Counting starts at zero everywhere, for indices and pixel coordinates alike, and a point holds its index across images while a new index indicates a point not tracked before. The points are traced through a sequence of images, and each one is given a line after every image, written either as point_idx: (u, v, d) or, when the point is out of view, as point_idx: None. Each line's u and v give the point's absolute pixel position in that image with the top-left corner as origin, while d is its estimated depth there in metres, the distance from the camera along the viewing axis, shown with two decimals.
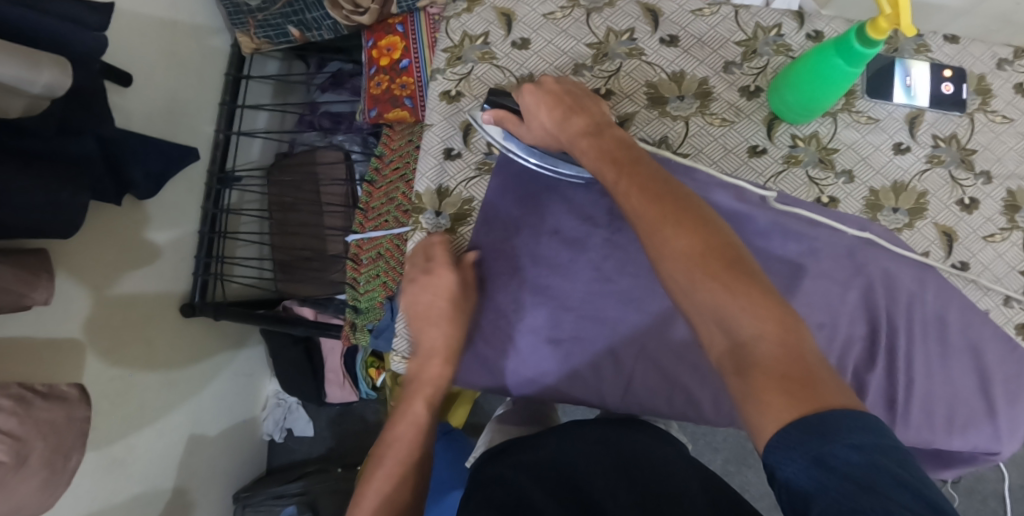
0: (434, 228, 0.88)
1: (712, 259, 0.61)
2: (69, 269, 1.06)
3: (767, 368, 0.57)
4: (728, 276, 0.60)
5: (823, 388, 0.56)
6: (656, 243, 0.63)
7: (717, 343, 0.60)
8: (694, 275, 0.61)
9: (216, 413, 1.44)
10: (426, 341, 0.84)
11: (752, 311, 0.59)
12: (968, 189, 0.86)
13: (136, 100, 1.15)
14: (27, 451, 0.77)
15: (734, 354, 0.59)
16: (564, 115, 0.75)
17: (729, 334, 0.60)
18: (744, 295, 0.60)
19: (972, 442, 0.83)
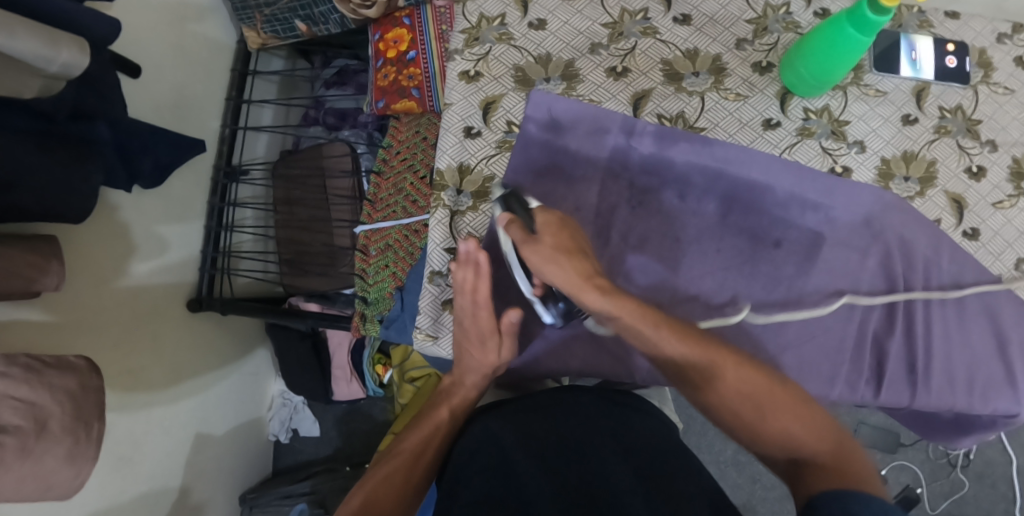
0: (455, 206, 0.88)
1: (767, 389, 0.74)
2: (76, 258, 1.04)
3: (822, 465, 0.67)
4: (784, 403, 0.73)
5: (866, 480, 0.65)
6: (708, 384, 0.75)
7: (778, 458, 0.71)
8: (752, 405, 0.73)
9: (223, 409, 1.42)
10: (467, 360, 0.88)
11: (805, 428, 0.71)
12: (975, 157, 0.89)
13: (146, 92, 1.15)
14: (43, 414, 0.77)
15: (790, 462, 0.70)
16: (560, 264, 0.76)
17: (787, 448, 0.71)
18: (796, 415, 0.72)
19: (993, 406, 0.87)
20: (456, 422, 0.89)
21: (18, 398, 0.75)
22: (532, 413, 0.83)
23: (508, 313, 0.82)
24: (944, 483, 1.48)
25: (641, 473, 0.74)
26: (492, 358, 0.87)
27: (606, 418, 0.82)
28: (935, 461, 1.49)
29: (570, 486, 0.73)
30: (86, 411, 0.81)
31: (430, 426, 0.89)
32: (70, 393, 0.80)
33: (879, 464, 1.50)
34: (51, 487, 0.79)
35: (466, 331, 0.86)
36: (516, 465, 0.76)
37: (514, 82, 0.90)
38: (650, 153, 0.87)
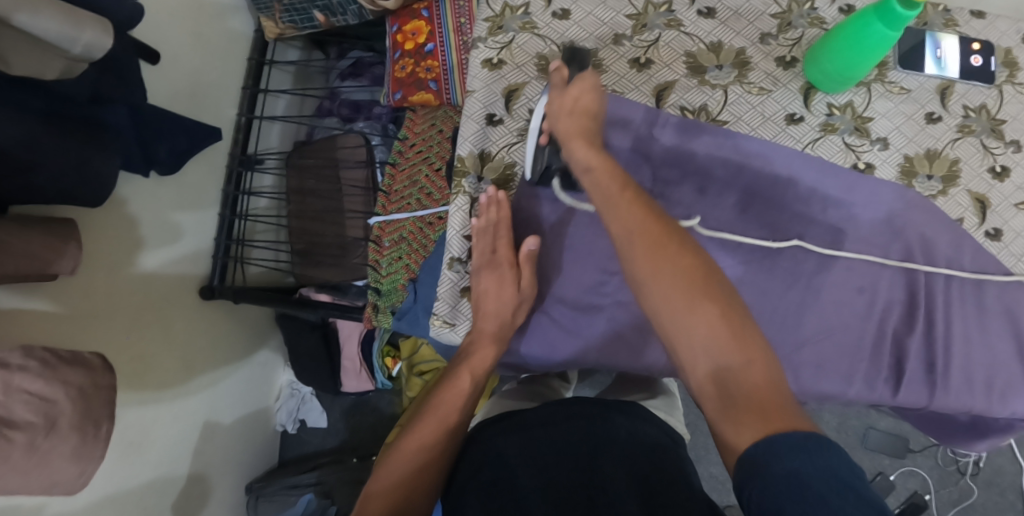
0: (476, 193, 0.88)
1: (700, 280, 0.68)
2: (90, 241, 1.04)
3: (748, 393, 0.62)
4: (722, 307, 0.67)
5: (788, 417, 0.61)
6: (650, 261, 0.69)
7: (700, 370, 0.66)
8: (686, 295, 0.67)
9: (232, 398, 1.42)
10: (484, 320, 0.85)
11: (738, 344, 0.65)
12: (999, 158, 0.89)
13: (163, 78, 1.15)
14: (56, 412, 0.75)
15: (714, 380, 0.65)
16: (571, 115, 0.78)
17: (712, 359, 0.65)
18: (735, 338, 0.65)
19: (1013, 409, 0.87)
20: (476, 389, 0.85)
21: (32, 393, 0.74)
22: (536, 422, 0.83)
23: (527, 239, 0.85)
24: (952, 490, 1.48)
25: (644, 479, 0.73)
26: (511, 294, 0.85)
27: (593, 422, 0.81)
28: (944, 468, 1.49)
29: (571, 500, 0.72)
30: (96, 410, 0.79)
31: (452, 397, 0.84)
32: (82, 391, 0.79)
33: (887, 469, 1.50)
34: (56, 484, 0.77)
35: (484, 286, 0.85)
36: (516, 478, 0.76)
37: (537, 71, 0.90)
38: (672, 144, 0.86)
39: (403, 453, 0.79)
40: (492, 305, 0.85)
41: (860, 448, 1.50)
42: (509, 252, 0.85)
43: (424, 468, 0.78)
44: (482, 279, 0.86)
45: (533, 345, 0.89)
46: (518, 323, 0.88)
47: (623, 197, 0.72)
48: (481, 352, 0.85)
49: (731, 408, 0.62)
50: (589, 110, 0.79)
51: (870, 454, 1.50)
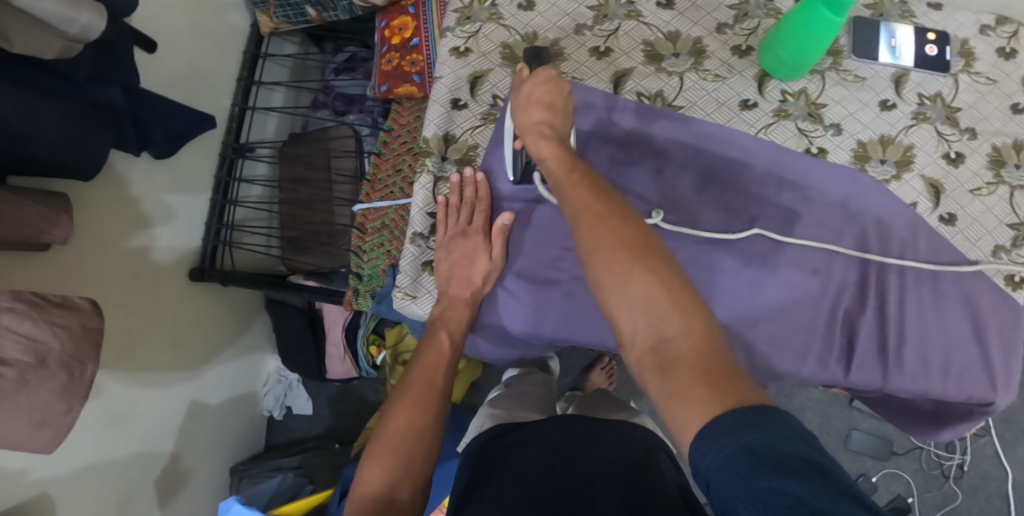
0: (439, 171, 0.92)
1: (640, 252, 0.68)
2: (82, 215, 1.08)
3: (688, 365, 0.61)
4: (665, 274, 0.66)
5: (738, 384, 0.60)
6: (594, 236, 0.70)
7: (641, 340, 0.65)
8: (626, 266, 0.67)
9: (219, 382, 1.46)
10: (455, 287, 0.89)
11: (683, 315, 0.64)
12: (954, 144, 0.91)
13: (162, 65, 1.21)
14: (43, 349, 0.78)
15: (655, 350, 0.64)
16: (533, 106, 0.81)
17: (652, 329, 0.65)
18: (682, 314, 0.64)
19: (966, 391, 0.88)
20: (456, 344, 0.88)
21: (20, 334, 0.77)
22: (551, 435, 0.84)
23: (501, 214, 0.89)
24: (936, 494, 1.44)
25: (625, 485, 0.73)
26: (484, 264, 0.89)
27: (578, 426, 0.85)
28: (928, 471, 1.45)
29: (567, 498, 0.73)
30: (83, 351, 0.82)
31: (431, 355, 0.86)
32: (70, 331, 0.82)
33: (870, 470, 1.47)
34: (45, 426, 0.79)
35: (456, 261, 0.89)
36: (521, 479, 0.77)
37: (502, 59, 0.94)
38: (629, 128, 0.90)
39: (389, 436, 0.79)
40: (466, 271, 0.89)
41: (842, 450, 1.47)
42: (483, 226, 0.89)
43: (412, 447, 0.79)
44: (455, 247, 0.89)
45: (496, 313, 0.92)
46: (485, 293, 0.91)
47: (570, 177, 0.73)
48: (456, 315, 0.89)
49: (673, 382, 0.61)
50: (550, 103, 0.81)
51: (853, 455, 1.47)
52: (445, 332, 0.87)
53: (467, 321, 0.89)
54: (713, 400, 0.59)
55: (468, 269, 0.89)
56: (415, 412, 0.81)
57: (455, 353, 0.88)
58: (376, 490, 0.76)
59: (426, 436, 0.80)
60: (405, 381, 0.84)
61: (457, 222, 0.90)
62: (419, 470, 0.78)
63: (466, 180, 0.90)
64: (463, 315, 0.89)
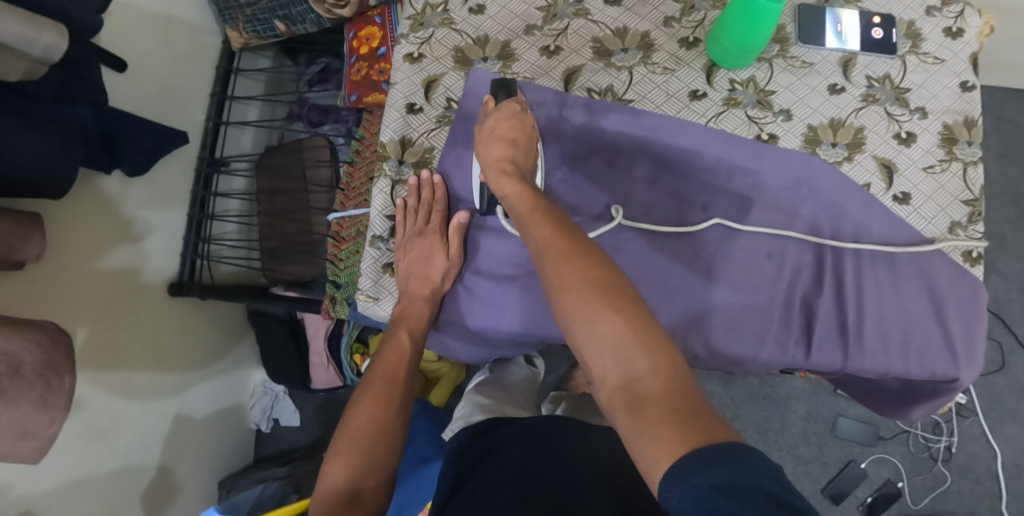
0: (397, 175, 0.94)
1: (605, 288, 0.66)
2: (59, 234, 1.11)
3: (658, 404, 0.60)
4: (629, 309, 0.65)
5: (705, 422, 0.59)
6: (558, 273, 0.68)
7: (611, 380, 0.63)
8: (591, 303, 0.66)
9: (204, 395, 1.48)
10: (414, 286, 0.90)
11: (650, 353, 0.63)
12: (904, 124, 0.92)
13: (133, 83, 1.23)
14: (18, 362, 0.80)
15: (624, 391, 0.62)
16: (500, 142, 0.82)
17: (620, 368, 0.63)
18: (647, 351, 0.63)
19: (930, 369, 0.89)
20: (416, 340, 0.89)
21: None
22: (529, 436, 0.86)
23: (458, 213, 0.90)
24: (925, 477, 1.41)
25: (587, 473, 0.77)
26: (442, 262, 0.90)
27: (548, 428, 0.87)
28: (917, 455, 1.42)
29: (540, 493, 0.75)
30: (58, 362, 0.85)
31: (392, 352, 0.87)
32: (41, 344, 0.83)
33: (858, 457, 1.43)
34: (28, 437, 0.81)
35: (415, 261, 0.90)
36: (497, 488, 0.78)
37: (455, 62, 0.96)
38: (580, 123, 0.91)
39: (351, 431, 0.79)
40: (424, 268, 0.89)
41: (829, 438, 1.44)
42: (441, 224, 0.91)
43: (375, 441, 0.79)
44: (414, 246, 0.90)
45: (457, 310, 0.94)
46: (446, 290, 0.93)
47: (533, 214, 0.72)
48: (416, 312, 0.89)
49: (642, 423, 0.60)
50: (513, 138, 0.83)
51: (841, 443, 1.43)
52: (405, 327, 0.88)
53: (427, 319, 0.90)
54: (681, 440, 0.58)
55: (426, 268, 0.89)
56: (377, 406, 0.82)
57: (417, 349, 0.88)
58: (340, 486, 0.76)
59: (389, 431, 0.80)
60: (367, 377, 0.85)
61: (416, 224, 0.91)
62: (383, 463, 0.79)
63: (423, 183, 0.92)
64: (424, 312, 0.89)
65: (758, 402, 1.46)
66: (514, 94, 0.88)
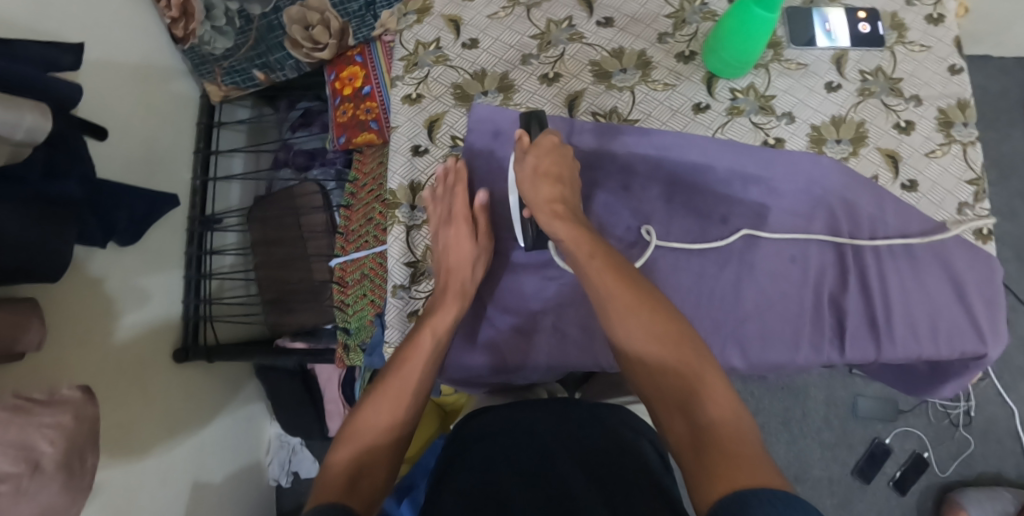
0: (410, 220, 0.92)
1: (670, 339, 0.72)
2: (58, 317, 1.07)
3: (719, 443, 0.64)
4: (694, 362, 0.70)
5: (760, 468, 0.61)
6: (624, 324, 0.74)
7: (676, 427, 0.68)
8: (657, 354, 0.72)
9: (218, 459, 1.43)
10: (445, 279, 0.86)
11: (713, 399, 0.68)
12: (902, 113, 0.93)
13: (116, 150, 1.20)
14: (37, 457, 0.74)
15: (690, 433, 0.66)
16: (547, 181, 0.82)
17: (687, 416, 0.67)
18: (711, 398, 0.68)
19: (959, 348, 0.89)
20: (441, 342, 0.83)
21: (8, 443, 0.72)
22: (522, 431, 0.85)
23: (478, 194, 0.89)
24: (949, 445, 1.43)
25: (604, 487, 0.75)
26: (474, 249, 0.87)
27: (553, 426, 0.85)
28: (938, 423, 1.43)
29: (545, 496, 0.75)
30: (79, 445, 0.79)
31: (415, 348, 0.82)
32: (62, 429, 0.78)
33: (882, 433, 1.44)
34: None
35: (444, 248, 0.87)
36: (503, 490, 0.77)
37: (454, 99, 0.94)
38: (590, 148, 0.91)
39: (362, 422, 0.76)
40: (453, 260, 0.86)
41: (851, 420, 1.44)
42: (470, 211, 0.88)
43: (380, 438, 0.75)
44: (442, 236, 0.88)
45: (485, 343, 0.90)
46: (477, 280, 0.88)
47: (594, 262, 0.77)
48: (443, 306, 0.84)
49: (705, 462, 0.63)
50: (558, 174, 0.83)
51: (863, 423, 1.44)
52: (430, 326, 0.82)
53: (455, 317, 0.85)
54: (743, 476, 0.60)
55: (453, 253, 0.86)
56: (393, 402, 0.78)
57: (440, 351, 0.83)
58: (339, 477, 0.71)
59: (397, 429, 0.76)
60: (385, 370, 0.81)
61: (444, 210, 0.89)
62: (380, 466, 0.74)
63: (450, 169, 0.90)
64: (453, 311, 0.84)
65: (777, 394, 1.46)
66: (545, 126, 0.87)
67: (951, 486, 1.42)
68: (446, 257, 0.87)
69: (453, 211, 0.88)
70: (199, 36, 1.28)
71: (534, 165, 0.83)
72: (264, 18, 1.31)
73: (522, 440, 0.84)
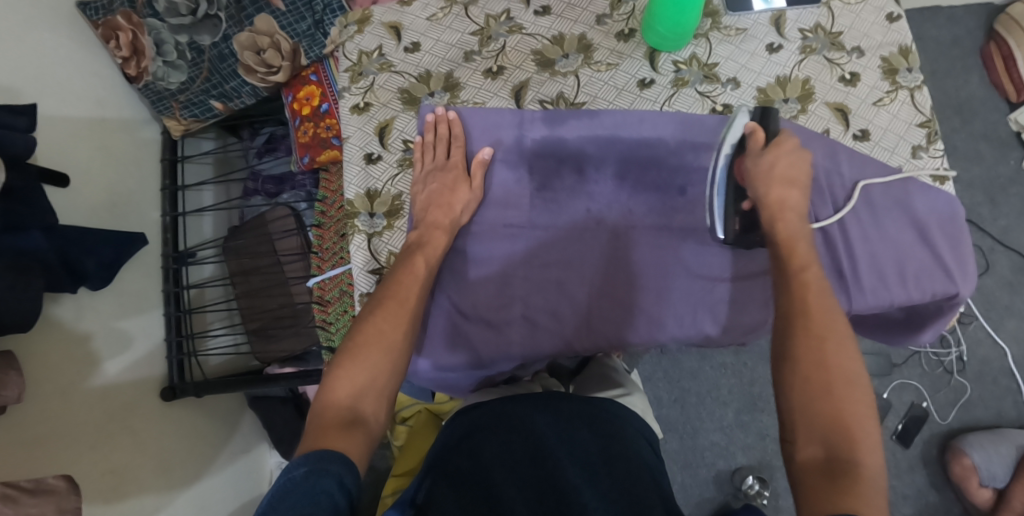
0: (370, 228, 0.91)
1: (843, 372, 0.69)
2: (37, 369, 1.07)
3: (853, 476, 0.62)
4: (843, 392, 0.68)
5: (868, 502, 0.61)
6: (786, 331, 0.73)
7: (809, 452, 0.66)
8: (817, 377, 0.69)
9: (221, 494, 1.39)
10: (433, 214, 0.86)
11: (852, 435, 0.66)
12: (846, 66, 0.94)
13: (79, 198, 1.20)
14: None
15: (822, 460, 0.65)
16: (789, 185, 0.81)
17: (819, 440, 0.66)
18: (847, 427, 0.66)
19: (929, 290, 0.89)
20: (432, 271, 0.84)
21: None
22: (508, 423, 0.84)
23: (483, 149, 0.89)
24: (946, 392, 1.42)
25: (603, 482, 0.76)
26: (467, 192, 0.88)
27: (549, 414, 0.85)
28: (932, 372, 1.43)
29: (540, 487, 0.76)
30: None
31: (407, 274, 0.83)
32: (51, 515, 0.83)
33: (879, 389, 1.42)
34: None
35: (438, 193, 0.87)
36: (494, 483, 0.76)
37: (402, 103, 0.95)
38: (542, 136, 0.91)
39: (362, 346, 0.76)
40: (447, 197, 0.87)
41: None
42: (462, 162, 0.90)
43: (380, 360, 0.76)
44: (434, 181, 0.88)
45: (460, 347, 0.88)
46: (464, 223, 0.89)
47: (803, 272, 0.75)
48: (434, 240, 0.85)
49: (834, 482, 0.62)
50: (793, 178, 0.82)
51: None
52: (423, 255, 0.84)
53: (444, 248, 0.86)
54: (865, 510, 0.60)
55: (448, 197, 0.87)
56: (392, 327, 0.78)
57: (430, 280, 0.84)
58: (341, 403, 0.72)
59: (396, 354, 0.77)
60: (377, 295, 0.81)
61: (443, 155, 0.90)
62: (382, 387, 0.75)
63: (439, 119, 0.91)
64: (443, 243, 0.86)
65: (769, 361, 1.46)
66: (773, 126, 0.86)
67: (953, 433, 1.41)
68: (440, 200, 0.87)
69: (455, 163, 0.89)
70: (153, 73, 1.31)
71: (770, 166, 0.82)
72: (215, 47, 1.32)
73: (509, 432, 0.83)
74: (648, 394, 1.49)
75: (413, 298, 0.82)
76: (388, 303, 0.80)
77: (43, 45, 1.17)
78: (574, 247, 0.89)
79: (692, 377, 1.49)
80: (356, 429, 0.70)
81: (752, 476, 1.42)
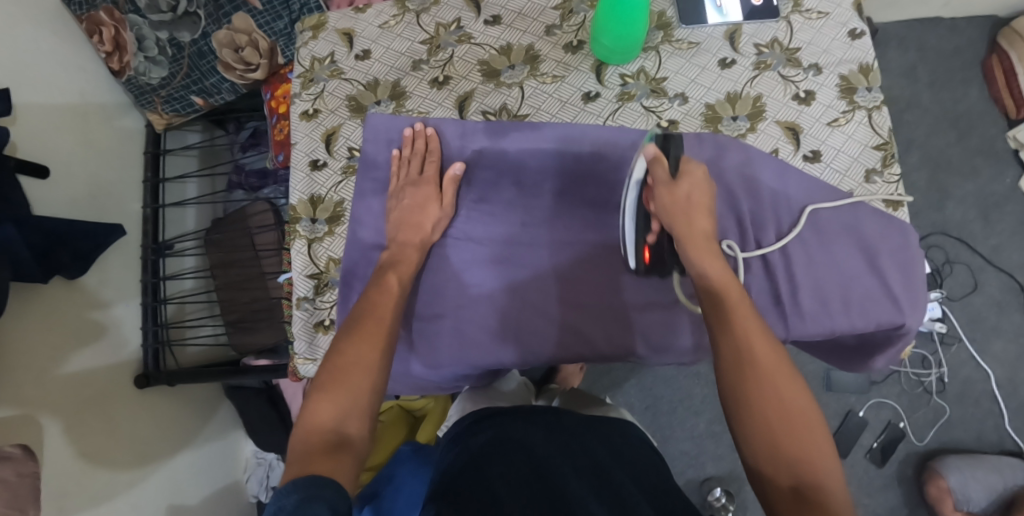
0: (310, 233, 0.95)
1: (799, 393, 0.70)
2: (11, 352, 1.11)
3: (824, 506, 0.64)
4: (802, 422, 0.69)
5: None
6: (734, 349, 0.72)
7: (781, 479, 0.67)
8: (777, 397, 0.69)
9: (192, 479, 1.43)
10: (405, 233, 0.87)
11: (817, 457, 0.67)
12: (801, 84, 0.91)
13: (58, 190, 1.23)
14: None
15: (794, 491, 0.66)
16: (697, 211, 0.80)
17: (790, 471, 0.67)
18: (807, 447, 0.68)
19: (875, 320, 0.86)
20: (405, 287, 0.85)
21: None
22: (504, 442, 0.82)
23: (454, 163, 0.89)
24: (925, 412, 1.38)
25: (597, 485, 0.74)
26: (436, 211, 0.89)
27: (537, 425, 0.86)
28: (912, 391, 1.38)
29: (536, 497, 0.72)
30: (21, 497, 0.86)
31: (385, 294, 0.83)
32: (8, 482, 0.86)
33: (855, 405, 1.39)
34: None
35: (409, 209, 0.88)
36: (492, 486, 0.74)
37: (349, 111, 0.97)
38: (482, 147, 0.91)
39: (342, 368, 0.76)
40: (418, 217, 0.88)
41: (824, 393, 1.38)
42: (436, 177, 0.90)
43: (360, 380, 0.75)
44: (407, 195, 0.89)
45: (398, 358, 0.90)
46: (436, 241, 0.90)
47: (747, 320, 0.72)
48: (407, 258, 0.87)
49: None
50: (704, 204, 0.81)
51: (835, 396, 1.39)
52: (396, 274, 0.85)
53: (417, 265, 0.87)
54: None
55: (418, 216, 0.88)
56: (369, 349, 0.78)
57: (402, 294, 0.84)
58: (325, 426, 0.72)
59: (377, 373, 0.77)
60: (354, 317, 0.81)
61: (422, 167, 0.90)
62: (367, 405, 0.74)
63: (416, 134, 0.91)
64: (415, 259, 0.87)
65: None
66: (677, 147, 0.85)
67: (930, 454, 1.37)
68: (413, 217, 0.88)
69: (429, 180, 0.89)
70: (134, 69, 1.34)
71: (683, 196, 0.80)
72: (194, 44, 1.35)
73: (502, 439, 0.83)
74: (620, 400, 1.48)
75: (388, 317, 0.81)
76: (363, 324, 0.80)
77: (27, 40, 1.21)
78: (504, 260, 0.91)
79: (666, 385, 1.47)
80: (342, 452, 0.70)
81: (719, 488, 1.40)
